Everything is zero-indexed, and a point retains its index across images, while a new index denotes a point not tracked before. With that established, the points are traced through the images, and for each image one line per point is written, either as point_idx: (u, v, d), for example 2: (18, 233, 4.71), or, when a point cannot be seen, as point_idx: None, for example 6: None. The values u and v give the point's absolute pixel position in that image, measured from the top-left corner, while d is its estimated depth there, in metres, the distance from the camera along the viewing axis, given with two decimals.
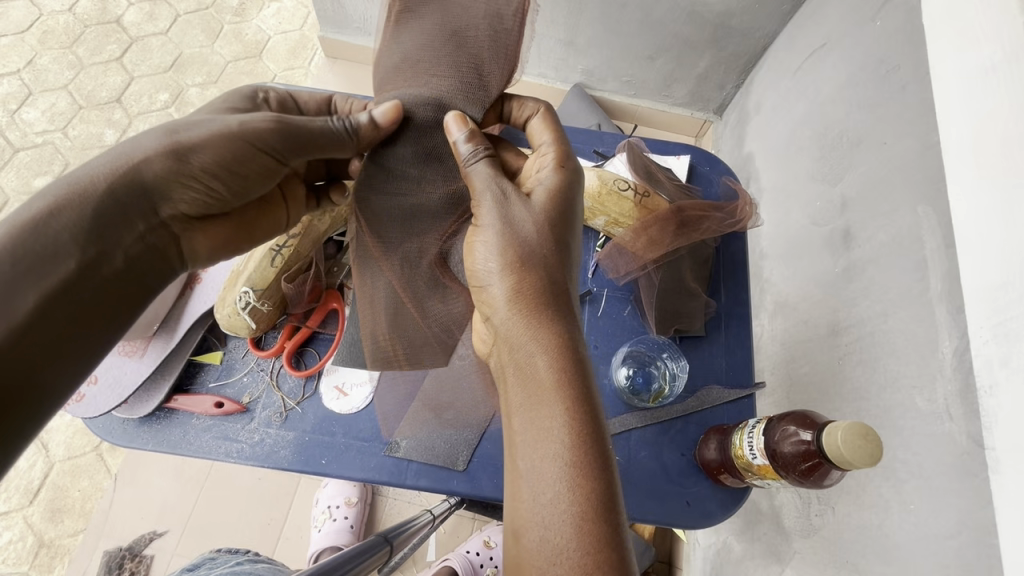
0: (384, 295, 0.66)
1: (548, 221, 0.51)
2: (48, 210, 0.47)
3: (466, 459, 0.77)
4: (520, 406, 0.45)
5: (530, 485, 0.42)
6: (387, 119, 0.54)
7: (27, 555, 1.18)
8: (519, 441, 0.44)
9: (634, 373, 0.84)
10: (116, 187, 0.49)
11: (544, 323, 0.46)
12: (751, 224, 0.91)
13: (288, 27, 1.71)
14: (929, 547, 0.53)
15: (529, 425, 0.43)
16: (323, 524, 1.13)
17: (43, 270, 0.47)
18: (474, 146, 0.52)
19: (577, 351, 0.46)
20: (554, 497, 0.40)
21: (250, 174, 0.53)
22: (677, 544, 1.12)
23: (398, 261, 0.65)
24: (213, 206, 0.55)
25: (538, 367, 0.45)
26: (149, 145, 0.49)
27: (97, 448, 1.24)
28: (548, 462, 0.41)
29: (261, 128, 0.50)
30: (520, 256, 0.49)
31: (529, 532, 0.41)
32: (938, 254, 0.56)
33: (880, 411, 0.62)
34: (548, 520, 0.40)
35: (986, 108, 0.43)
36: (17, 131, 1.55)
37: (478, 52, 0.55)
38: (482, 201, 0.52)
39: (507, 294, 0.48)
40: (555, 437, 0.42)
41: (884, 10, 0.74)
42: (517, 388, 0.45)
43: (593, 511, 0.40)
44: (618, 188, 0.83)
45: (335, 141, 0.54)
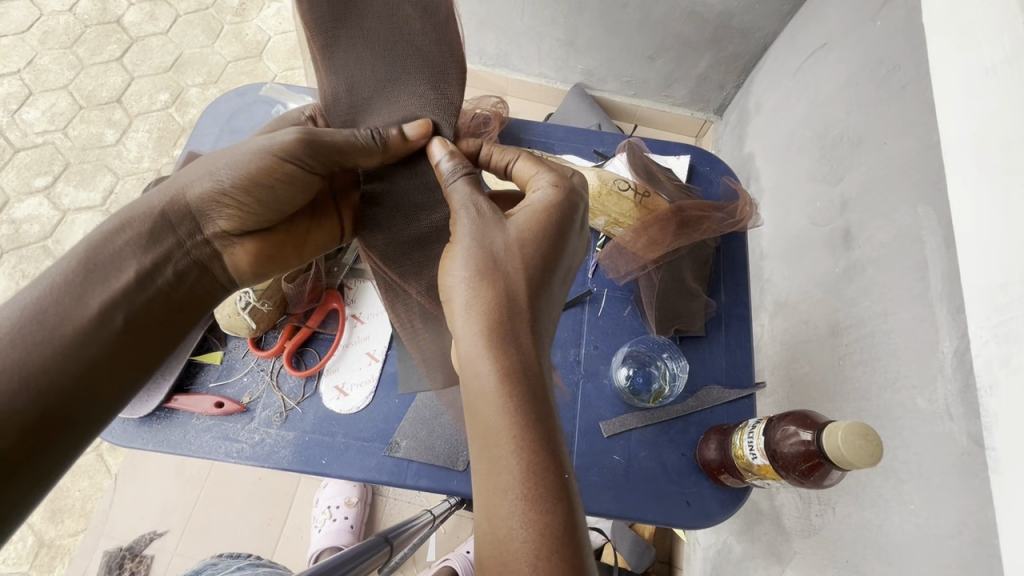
0: (422, 318, 0.66)
1: (513, 239, 0.50)
2: (116, 226, 0.52)
3: (466, 460, 0.77)
4: (476, 432, 0.44)
5: (488, 515, 0.40)
6: (421, 135, 0.57)
7: (27, 555, 1.18)
8: (480, 471, 0.43)
9: (634, 373, 0.84)
10: (167, 209, 0.53)
11: (493, 346, 0.45)
12: (751, 224, 0.91)
13: (288, 28, 1.71)
14: (929, 547, 0.53)
15: (485, 451, 0.42)
16: (323, 523, 1.13)
17: (101, 279, 0.50)
18: (455, 164, 0.55)
19: (531, 374, 0.44)
20: (508, 530, 0.39)
21: (275, 183, 0.54)
22: (677, 545, 1.12)
23: (424, 286, 0.64)
24: (248, 220, 0.56)
25: (485, 390, 0.43)
26: (201, 170, 0.54)
27: (97, 448, 1.25)
28: (501, 493, 0.40)
29: (287, 142, 0.53)
30: (486, 274, 0.48)
31: (487, 566, 0.39)
32: (938, 253, 0.56)
33: (880, 411, 0.62)
34: (502, 557, 0.38)
35: (989, 108, 0.43)
36: (17, 131, 1.55)
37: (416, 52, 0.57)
38: (459, 216, 0.52)
39: (467, 310, 0.47)
40: (507, 467, 0.40)
41: (884, 10, 0.74)
42: (472, 414, 0.44)
43: (548, 543, 0.38)
44: (618, 188, 0.84)
45: (360, 149, 0.56)
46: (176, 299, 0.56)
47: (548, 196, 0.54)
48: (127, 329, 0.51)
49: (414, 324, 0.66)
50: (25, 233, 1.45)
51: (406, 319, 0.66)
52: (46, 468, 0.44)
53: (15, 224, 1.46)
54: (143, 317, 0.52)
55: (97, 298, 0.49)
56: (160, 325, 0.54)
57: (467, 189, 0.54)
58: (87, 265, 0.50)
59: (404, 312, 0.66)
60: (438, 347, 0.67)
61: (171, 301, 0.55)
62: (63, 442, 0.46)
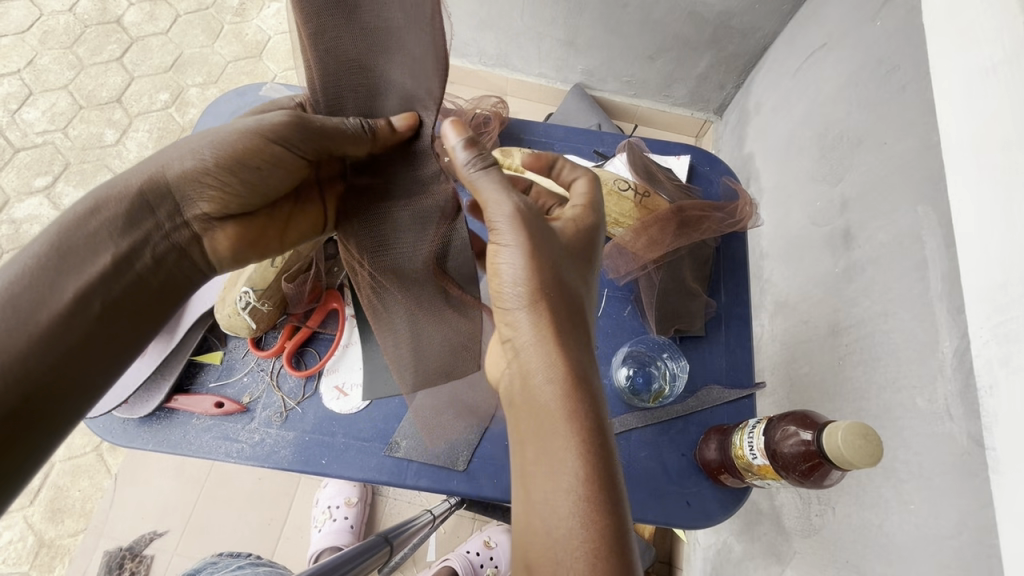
0: (401, 318, 0.67)
1: (564, 249, 0.51)
2: (90, 207, 0.50)
3: (467, 459, 0.77)
4: (535, 435, 0.44)
5: (546, 515, 0.41)
6: (407, 127, 0.54)
7: (27, 555, 1.18)
8: (536, 471, 0.43)
9: (634, 373, 0.84)
10: (146, 190, 0.51)
11: (557, 351, 0.45)
12: (751, 224, 0.91)
13: (288, 28, 1.71)
14: (929, 547, 0.53)
15: (542, 451, 0.43)
16: (323, 524, 1.13)
17: (75, 265, 0.49)
18: (474, 155, 0.52)
19: (590, 378, 0.45)
20: (569, 532, 0.40)
21: (260, 165, 0.53)
22: (677, 545, 1.12)
23: (399, 281, 0.65)
24: (231, 202, 0.55)
25: (548, 394, 0.44)
26: (184, 147, 0.53)
27: (97, 448, 1.25)
28: (562, 495, 0.41)
29: (278, 122, 0.52)
30: (540, 274, 0.47)
31: (544, 565, 0.40)
32: (938, 253, 0.56)
33: (880, 411, 0.62)
34: (565, 559, 0.39)
35: (990, 109, 0.43)
36: (17, 131, 1.55)
37: (407, 54, 0.50)
38: (498, 209, 0.49)
39: (529, 315, 0.47)
40: (569, 471, 0.41)
41: (884, 10, 0.74)
42: (530, 416, 0.45)
43: (608, 544, 0.39)
44: (618, 188, 0.83)
45: (348, 137, 0.54)
46: (152, 285, 0.55)
47: (584, 209, 0.55)
48: (102, 315, 0.50)
49: (390, 320, 0.67)
50: (25, 233, 1.45)
51: (383, 312, 0.67)
52: (23, 457, 0.44)
53: (15, 224, 1.46)
54: (119, 304, 0.51)
55: (71, 285, 0.48)
56: (136, 315, 0.53)
57: (511, 183, 0.51)
58: (59, 250, 0.48)
59: (381, 306, 0.67)
60: (410, 342, 0.68)
61: (146, 287, 0.54)
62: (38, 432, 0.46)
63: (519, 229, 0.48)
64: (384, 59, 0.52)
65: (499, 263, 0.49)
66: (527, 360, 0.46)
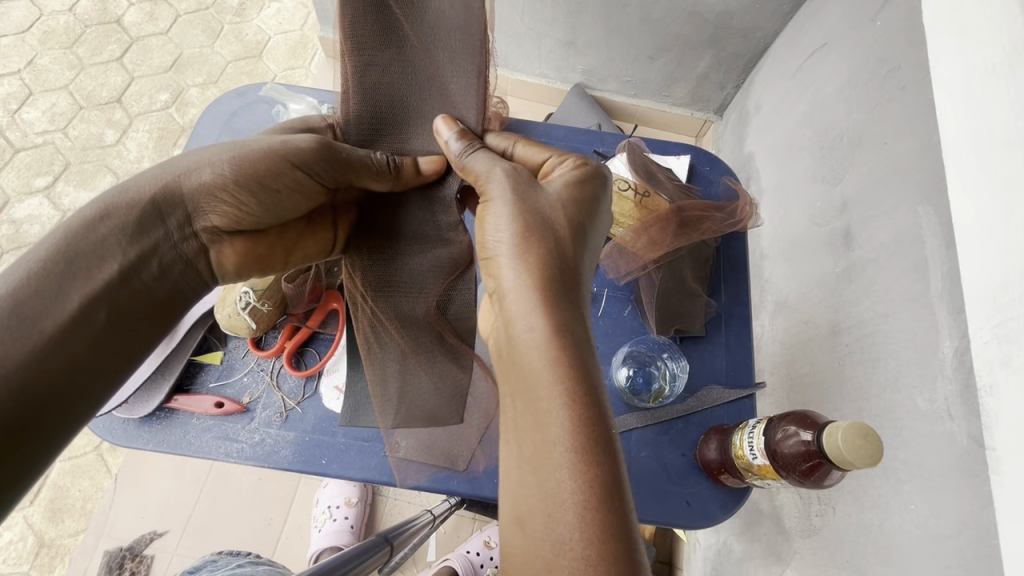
0: (394, 360, 0.64)
1: (552, 206, 0.50)
2: (100, 214, 0.49)
3: (467, 460, 0.78)
4: (523, 388, 0.43)
5: (535, 470, 0.40)
6: (434, 168, 0.60)
7: (27, 555, 1.18)
8: (524, 427, 0.42)
9: (634, 373, 0.84)
10: (158, 198, 0.51)
11: (542, 301, 0.45)
12: (751, 224, 0.91)
13: (288, 27, 1.71)
14: (930, 548, 0.53)
15: (531, 406, 0.42)
16: (323, 524, 1.13)
17: (83, 272, 0.48)
18: (465, 141, 0.55)
19: (579, 329, 0.44)
20: (556, 486, 0.39)
21: (281, 188, 0.54)
22: (677, 545, 1.12)
23: (400, 322, 0.63)
24: (245, 219, 0.55)
25: (536, 345, 0.43)
26: (202, 157, 0.52)
27: (98, 448, 1.25)
28: (550, 445, 0.40)
29: (303, 147, 0.53)
30: (523, 233, 0.48)
31: (534, 520, 0.39)
32: (939, 254, 0.56)
33: (881, 411, 0.62)
34: (553, 509, 0.38)
35: (990, 110, 0.43)
36: (17, 131, 1.55)
37: (448, 94, 0.58)
38: (489, 180, 0.53)
39: (515, 266, 0.47)
40: (557, 420, 0.40)
41: (884, 10, 0.74)
42: (519, 369, 0.44)
43: (597, 494, 0.38)
44: (618, 188, 0.86)
45: (373, 171, 0.57)
46: (156, 295, 0.54)
47: (576, 169, 0.55)
48: (107, 325, 0.49)
49: (382, 360, 0.64)
50: (25, 233, 1.45)
51: (376, 347, 0.63)
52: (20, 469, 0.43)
53: (15, 224, 1.46)
54: (124, 312, 0.51)
55: (76, 292, 0.47)
56: (142, 323, 0.52)
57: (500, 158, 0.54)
58: (67, 256, 0.48)
59: (377, 343, 0.63)
60: (398, 386, 0.65)
61: (151, 297, 0.53)
62: (36, 443, 0.45)
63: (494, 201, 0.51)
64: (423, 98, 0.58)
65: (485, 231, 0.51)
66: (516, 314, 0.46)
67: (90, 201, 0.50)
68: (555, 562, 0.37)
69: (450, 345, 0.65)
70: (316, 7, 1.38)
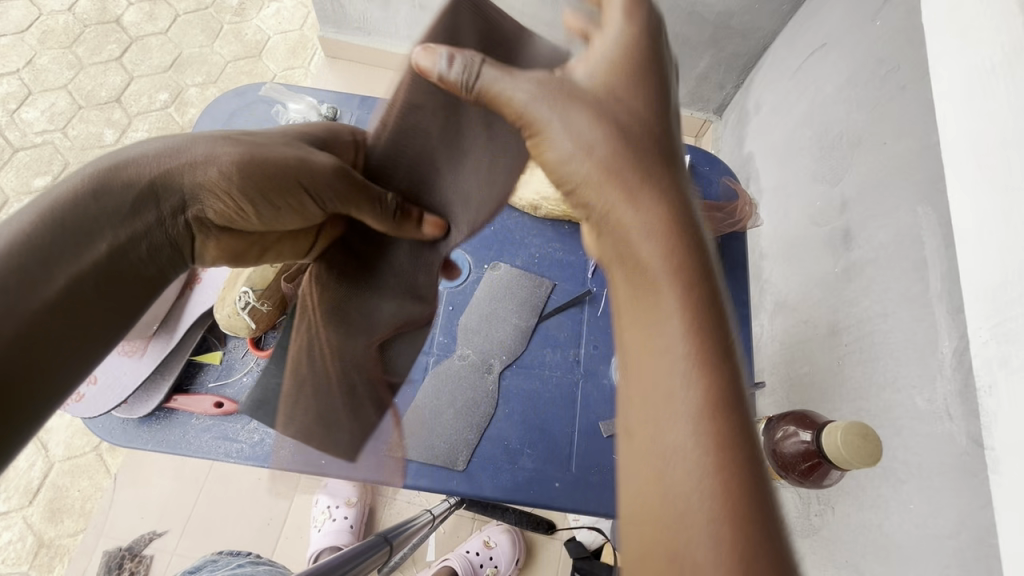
0: (314, 374, 0.64)
1: (624, 100, 0.41)
2: (93, 189, 0.44)
3: (466, 459, 0.79)
4: (624, 293, 0.38)
5: (650, 412, 0.34)
6: (430, 229, 0.60)
7: (26, 555, 1.18)
8: (636, 361, 0.36)
9: None
10: (157, 182, 0.46)
11: (631, 192, 0.39)
12: (751, 224, 0.95)
13: (288, 27, 1.71)
14: (930, 548, 0.53)
15: (645, 338, 0.36)
16: (323, 524, 1.14)
17: (69, 256, 0.43)
18: (460, 66, 0.43)
19: (683, 211, 0.39)
20: (679, 411, 0.33)
21: (285, 207, 0.51)
22: None
23: (338, 346, 0.64)
24: (240, 222, 0.52)
25: (638, 243, 0.38)
26: (215, 149, 0.47)
27: (97, 448, 1.25)
28: (662, 355, 0.35)
29: (324, 169, 0.50)
30: (619, 135, 0.40)
31: (643, 430, 0.34)
32: (938, 253, 0.56)
33: (880, 410, 0.62)
34: (671, 421, 0.33)
35: (989, 110, 0.43)
36: (16, 131, 1.55)
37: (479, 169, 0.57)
38: (521, 102, 0.42)
39: (598, 167, 0.39)
40: (671, 323, 0.35)
41: (884, 10, 0.74)
42: (620, 276, 0.39)
43: (719, 399, 0.33)
44: None
45: (377, 215, 0.55)
46: (138, 286, 0.49)
47: (623, 29, 0.42)
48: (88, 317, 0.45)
49: (303, 366, 0.64)
50: None
51: (306, 360, 0.64)
52: None
53: None
54: (106, 303, 0.46)
55: (61, 278, 0.42)
56: (118, 314, 0.48)
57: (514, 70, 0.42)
58: (53, 235, 0.42)
59: (307, 352, 0.63)
60: (310, 397, 0.65)
61: (134, 289, 0.49)
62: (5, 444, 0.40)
63: (556, 99, 0.41)
64: (456, 169, 0.57)
65: (547, 155, 0.42)
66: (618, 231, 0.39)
67: (85, 165, 0.46)
68: (675, 474, 0.32)
69: (375, 390, 0.68)
70: (315, 7, 1.38)
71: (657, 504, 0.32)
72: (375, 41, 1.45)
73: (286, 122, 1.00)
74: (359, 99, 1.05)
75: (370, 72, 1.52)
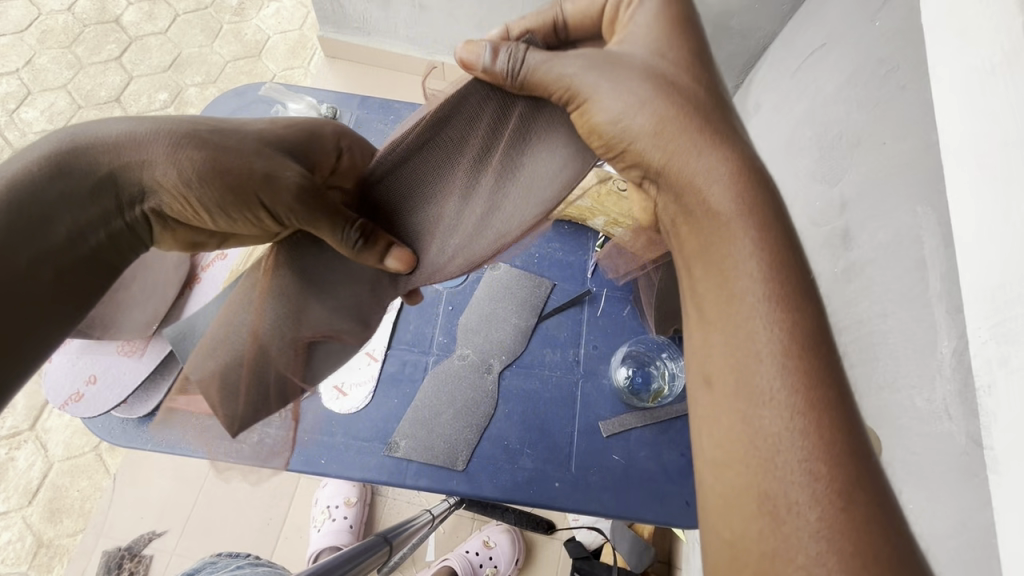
0: (237, 325, 0.58)
1: (684, 87, 0.45)
2: (49, 172, 0.46)
3: (466, 459, 0.79)
4: (698, 250, 0.43)
5: (742, 359, 0.39)
6: (399, 265, 0.55)
7: (26, 555, 1.17)
8: (717, 312, 0.41)
9: (634, 373, 0.85)
10: (115, 172, 0.47)
11: (704, 159, 0.43)
12: None
13: (287, 27, 1.71)
14: (931, 548, 0.53)
15: (728, 291, 0.41)
16: (323, 523, 1.13)
17: (25, 238, 0.44)
18: (507, 55, 0.46)
19: (759, 176, 0.43)
20: (765, 360, 0.38)
21: (240, 214, 0.50)
22: (677, 544, 1.11)
23: (272, 315, 0.58)
24: (196, 219, 0.51)
25: (712, 200, 0.43)
26: (172, 151, 0.47)
27: (97, 448, 1.25)
28: (740, 304, 0.40)
29: (284, 183, 0.48)
30: (674, 109, 0.44)
31: (721, 377, 0.40)
32: (938, 253, 0.56)
33: (880, 411, 0.63)
34: (751, 363, 0.38)
35: (991, 109, 0.42)
36: (16, 131, 1.55)
37: (480, 206, 0.56)
38: (571, 88, 0.45)
39: (656, 135, 0.44)
40: (751, 276, 0.40)
41: (884, 10, 0.74)
42: (692, 236, 0.44)
43: (800, 343, 0.38)
44: (618, 188, 0.84)
45: (340, 239, 0.52)
46: (96, 268, 0.50)
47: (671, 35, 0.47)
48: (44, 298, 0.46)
49: (234, 309, 0.58)
50: None
51: (236, 323, 0.58)
52: None
53: None
54: (64, 285, 0.47)
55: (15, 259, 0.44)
56: (76, 296, 0.49)
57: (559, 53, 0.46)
58: (7, 217, 0.44)
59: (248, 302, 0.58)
60: (222, 343, 0.58)
61: (92, 271, 0.50)
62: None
63: (608, 74, 0.45)
64: (461, 202, 0.56)
65: (594, 121, 0.46)
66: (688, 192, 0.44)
67: (37, 145, 0.47)
68: (760, 414, 0.37)
69: (283, 380, 0.61)
70: (315, 7, 1.38)
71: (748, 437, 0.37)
72: (375, 41, 1.45)
73: None
74: (359, 99, 1.05)
75: (370, 72, 1.52)
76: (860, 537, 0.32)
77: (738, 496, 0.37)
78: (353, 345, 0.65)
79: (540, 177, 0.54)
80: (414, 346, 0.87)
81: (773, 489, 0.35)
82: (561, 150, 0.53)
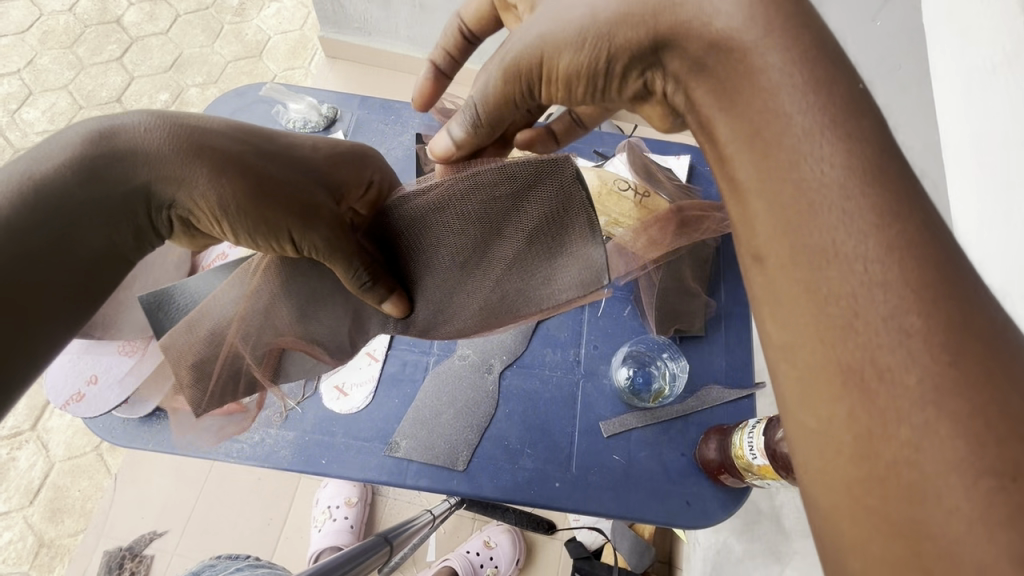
0: (220, 307, 0.54)
1: None
2: (85, 174, 0.44)
3: (466, 459, 0.79)
4: (720, 101, 0.32)
5: (798, 220, 0.27)
6: (392, 311, 0.54)
7: (27, 555, 1.17)
8: (756, 175, 0.29)
9: (634, 373, 0.85)
10: (152, 183, 0.46)
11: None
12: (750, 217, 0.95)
13: (288, 27, 1.71)
14: None
15: (759, 146, 0.29)
16: (323, 524, 1.13)
17: (58, 234, 0.43)
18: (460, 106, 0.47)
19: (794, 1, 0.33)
20: (834, 196, 0.26)
21: (265, 243, 0.49)
22: (677, 544, 1.11)
23: (254, 312, 0.55)
24: (219, 234, 0.50)
25: (717, 33, 0.32)
26: (215, 176, 0.45)
27: (97, 448, 1.25)
28: (786, 137, 0.28)
29: (320, 226, 0.48)
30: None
31: (777, 242, 0.28)
32: None
33: None
34: (813, 210, 0.27)
35: (992, 108, 0.42)
36: (17, 131, 1.55)
37: (481, 281, 0.51)
38: (519, 73, 0.42)
39: (615, 20, 0.37)
40: (801, 101, 0.29)
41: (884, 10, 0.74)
42: (706, 91, 0.33)
43: (877, 171, 0.27)
44: (618, 188, 0.83)
45: (350, 284, 0.51)
46: (120, 267, 0.49)
47: None
48: (73, 295, 0.45)
49: (226, 292, 0.54)
50: None
51: (215, 316, 0.54)
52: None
53: None
54: (92, 284, 0.46)
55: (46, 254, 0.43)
56: (100, 294, 0.47)
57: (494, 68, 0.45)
58: (40, 212, 0.42)
59: (240, 287, 0.54)
60: (201, 322, 0.54)
61: (118, 270, 0.48)
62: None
63: (545, 52, 0.41)
64: (466, 271, 0.51)
65: (566, 63, 0.40)
66: (694, 51, 0.33)
67: (63, 143, 0.45)
68: (843, 277, 0.25)
69: (246, 370, 0.60)
70: (315, 7, 1.38)
71: (826, 328, 0.25)
72: (375, 41, 1.46)
73: (286, 122, 1.00)
74: (359, 99, 1.05)
75: (370, 72, 1.52)
76: (987, 396, 0.22)
77: (828, 412, 0.25)
78: (326, 364, 0.62)
79: (547, 278, 0.47)
80: (414, 346, 0.87)
81: (858, 359, 0.24)
82: (576, 266, 0.45)
